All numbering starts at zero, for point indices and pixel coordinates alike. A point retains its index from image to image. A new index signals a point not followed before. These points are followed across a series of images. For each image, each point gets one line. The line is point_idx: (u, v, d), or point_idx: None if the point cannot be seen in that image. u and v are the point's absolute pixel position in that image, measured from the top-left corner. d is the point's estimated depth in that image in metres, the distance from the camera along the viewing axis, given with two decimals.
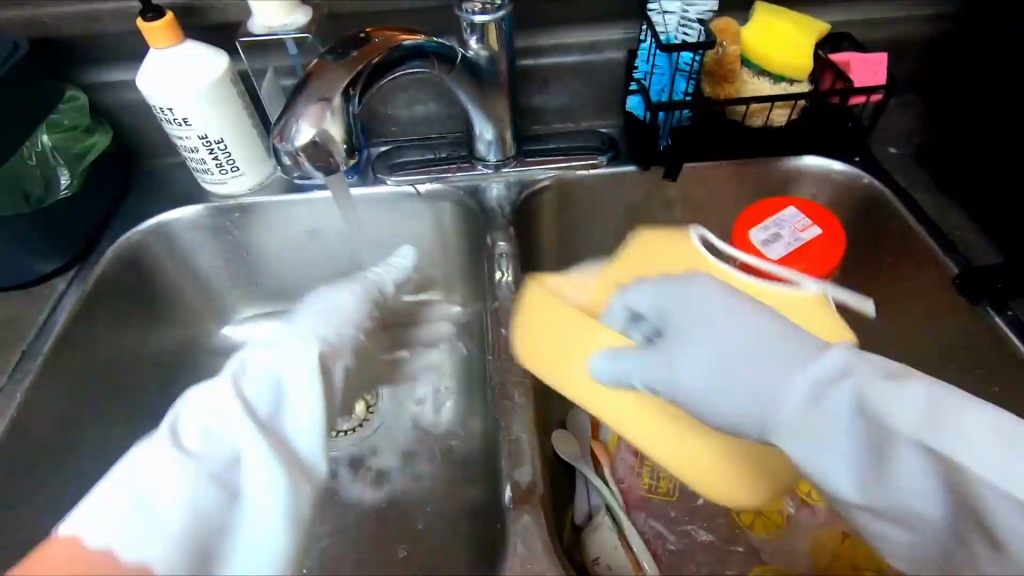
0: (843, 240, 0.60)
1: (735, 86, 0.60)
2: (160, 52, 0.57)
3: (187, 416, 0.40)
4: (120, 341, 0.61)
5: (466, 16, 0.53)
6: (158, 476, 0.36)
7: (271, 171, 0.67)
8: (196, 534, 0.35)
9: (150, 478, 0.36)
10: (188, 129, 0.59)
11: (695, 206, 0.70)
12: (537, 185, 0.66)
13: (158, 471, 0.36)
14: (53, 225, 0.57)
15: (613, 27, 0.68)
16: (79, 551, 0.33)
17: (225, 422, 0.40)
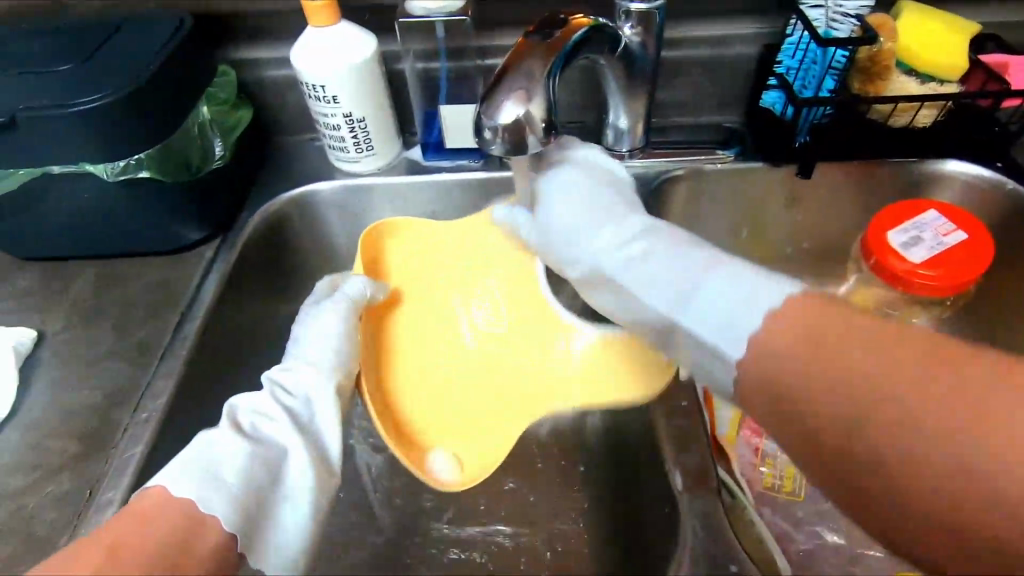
0: (989, 246, 0.58)
1: (884, 85, 0.59)
2: (317, 30, 0.58)
3: (257, 403, 0.45)
4: (255, 309, 0.63)
5: (624, 2, 0.54)
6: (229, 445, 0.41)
7: (397, 152, 0.68)
8: (248, 508, 0.40)
9: (217, 455, 0.40)
10: (334, 106, 0.61)
11: (819, 206, 0.69)
12: (663, 177, 0.66)
13: (223, 448, 0.41)
14: (208, 193, 0.59)
15: (748, 21, 0.66)
16: (166, 508, 0.36)
17: (266, 404, 0.45)
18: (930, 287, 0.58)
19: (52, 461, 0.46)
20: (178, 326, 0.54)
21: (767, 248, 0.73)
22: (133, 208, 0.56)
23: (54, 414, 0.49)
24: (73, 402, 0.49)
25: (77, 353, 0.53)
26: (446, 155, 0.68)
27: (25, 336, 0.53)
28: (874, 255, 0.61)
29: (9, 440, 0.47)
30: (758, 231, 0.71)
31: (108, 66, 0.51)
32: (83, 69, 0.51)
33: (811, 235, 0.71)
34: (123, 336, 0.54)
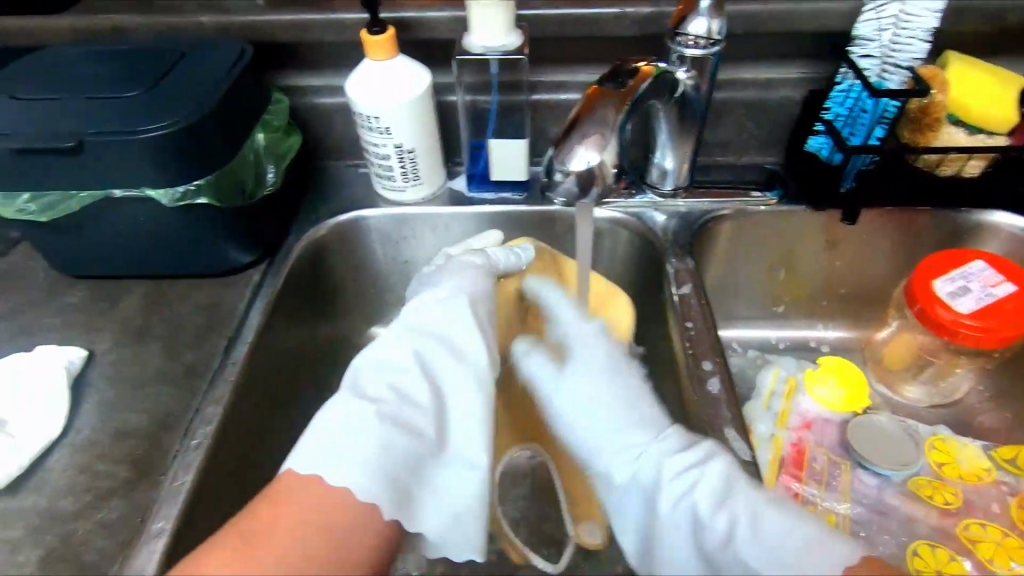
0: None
1: (934, 135, 0.59)
2: (374, 63, 0.59)
3: (371, 385, 0.48)
4: (298, 333, 0.64)
5: (678, 48, 0.55)
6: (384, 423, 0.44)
7: (442, 182, 0.69)
8: (386, 481, 0.42)
9: (372, 449, 0.42)
10: (386, 138, 0.61)
11: (858, 250, 0.69)
12: (706, 215, 0.67)
13: (357, 433, 0.43)
14: (259, 219, 0.60)
15: (793, 65, 0.67)
16: (306, 493, 0.40)
17: (405, 379, 0.48)
18: (981, 338, 0.57)
19: (102, 486, 0.46)
20: (226, 351, 0.54)
21: (805, 290, 0.73)
22: (187, 232, 0.56)
23: (104, 437, 0.49)
24: (123, 425, 0.49)
25: (126, 374, 0.53)
26: (491, 187, 0.68)
27: (75, 355, 0.53)
28: (920, 304, 0.60)
29: (59, 462, 0.47)
30: (796, 271, 0.71)
31: (174, 92, 0.53)
32: (150, 96, 0.52)
33: (849, 277, 0.72)
34: (172, 358, 0.54)
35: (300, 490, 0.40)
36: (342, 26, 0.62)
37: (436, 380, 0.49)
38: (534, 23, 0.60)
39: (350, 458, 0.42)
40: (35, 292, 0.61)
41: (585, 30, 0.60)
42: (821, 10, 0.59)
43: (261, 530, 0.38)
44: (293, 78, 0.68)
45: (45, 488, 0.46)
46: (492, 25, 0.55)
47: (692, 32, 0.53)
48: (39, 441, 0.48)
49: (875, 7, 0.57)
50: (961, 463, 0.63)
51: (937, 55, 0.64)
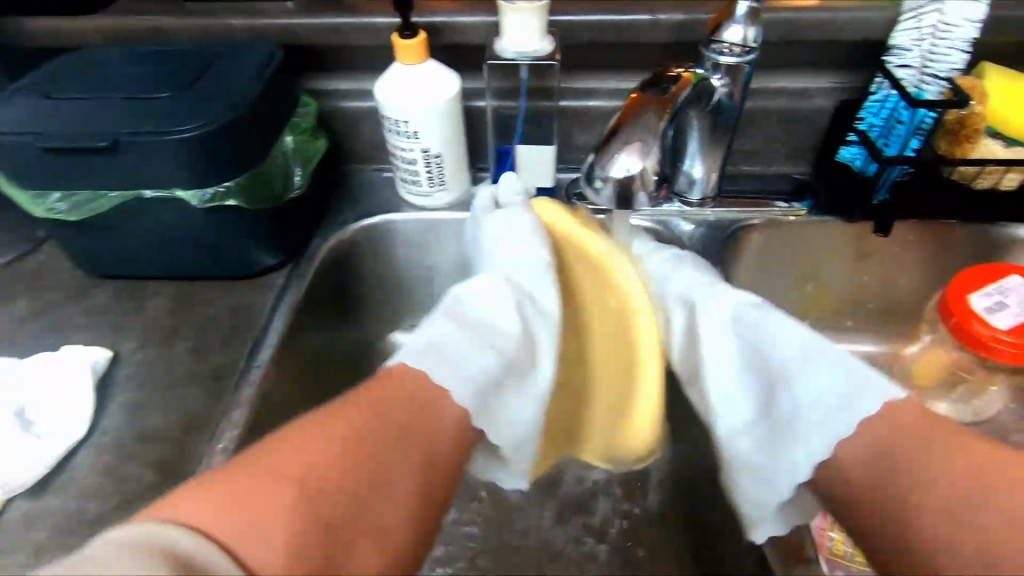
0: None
1: (971, 146, 0.58)
2: (405, 67, 0.59)
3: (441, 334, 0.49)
4: (321, 337, 0.63)
5: (713, 56, 0.54)
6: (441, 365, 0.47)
7: (467, 188, 0.68)
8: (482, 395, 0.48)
9: (462, 363, 0.47)
10: (415, 142, 0.61)
11: (889, 263, 0.68)
12: (734, 226, 0.66)
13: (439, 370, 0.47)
14: (285, 221, 0.60)
15: (824, 75, 0.66)
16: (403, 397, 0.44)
17: (474, 321, 0.51)
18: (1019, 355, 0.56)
19: (128, 490, 0.45)
20: (252, 353, 0.54)
21: (832, 302, 0.72)
22: (215, 234, 0.56)
23: (130, 439, 0.48)
24: (148, 428, 0.49)
25: (152, 375, 0.53)
26: None
27: (101, 355, 0.53)
28: (955, 318, 0.59)
29: (85, 464, 0.47)
30: (824, 283, 0.70)
31: (205, 94, 0.53)
32: (182, 97, 0.52)
33: (879, 290, 0.70)
34: (197, 360, 0.54)
35: (407, 383, 0.45)
36: (372, 30, 0.62)
37: (521, 321, 0.53)
38: (565, 28, 0.60)
39: (449, 364, 0.47)
40: (61, 291, 0.61)
41: (616, 35, 0.60)
42: (856, 19, 0.59)
43: (271, 451, 0.39)
44: (320, 81, 0.68)
45: (71, 490, 0.45)
46: (525, 31, 0.55)
47: (729, 40, 0.52)
48: (66, 442, 0.47)
49: (914, 16, 0.56)
50: None
51: (973, 65, 0.63)
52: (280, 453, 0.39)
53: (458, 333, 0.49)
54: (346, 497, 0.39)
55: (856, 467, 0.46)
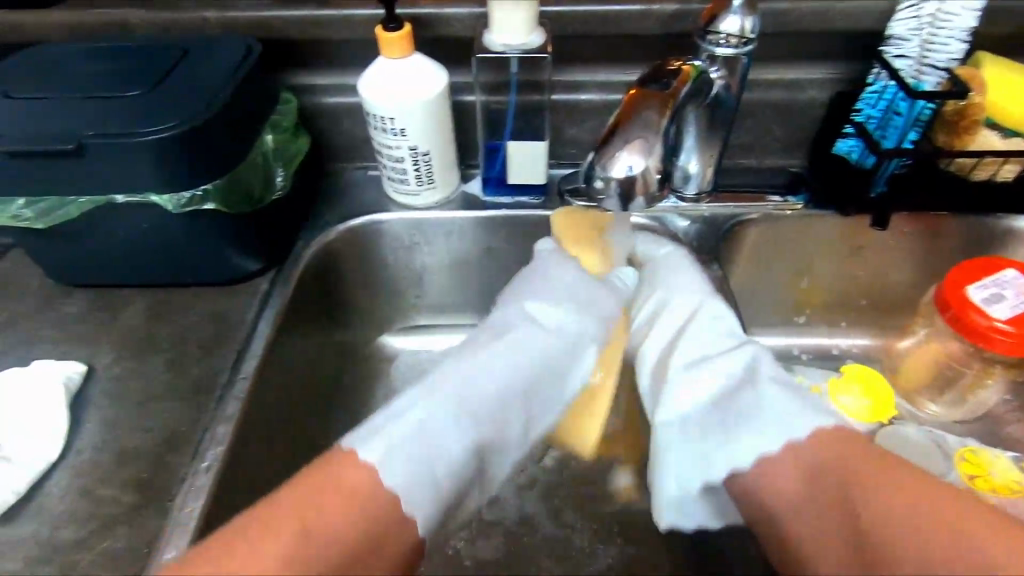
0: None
1: (969, 138, 0.57)
2: (390, 62, 0.56)
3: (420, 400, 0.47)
4: (307, 343, 0.61)
5: (709, 47, 0.52)
6: (412, 436, 0.44)
7: (456, 186, 0.66)
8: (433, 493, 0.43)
9: (438, 441, 0.45)
10: (401, 139, 0.59)
11: (885, 257, 0.67)
12: (731, 220, 0.64)
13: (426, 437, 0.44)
14: (267, 224, 0.57)
15: (819, 66, 0.65)
16: (349, 481, 0.41)
17: (458, 382, 0.49)
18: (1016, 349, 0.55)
19: (106, 512, 0.43)
20: (235, 365, 0.51)
21: (827, 296, 0.71)
22: (193, 239, 0.54)
23: (107, 459, 0.46)
24: (127, 446, 0.47)
25: (128, 390, 0.50)
26: (508, 191, 0.66)
27: (75, 370, 0.50)
28: (950, 310, 0.58)
29: (58, 487, 0.44)
30: (819, 277, 0.70)
31: (177, 93, 0.50)
32: (152, 96, 0.49)
33: (873, 283, 0.70)
34: (178, 373, 0.51)
35: (350, 481, 0.41)
36: (354, 22, 0.59)
37: (519, 395, 0.51)
38: (555, 19, 0.58)
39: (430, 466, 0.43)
40: (31, 302, 0.58)
41: (608, 26, 0.58)
42: (853, 8, 0.57)
43: (307, 500, 0.40)
44: (301, 76, 0.65)
45: (45, 515, 0.43)
46: (515, 23, 0.53)
47: (726, 31, 0.51)
48: (38, 464, 0.45)
49: (912, 5, 0.55)
50: (993, 475, 0.60)
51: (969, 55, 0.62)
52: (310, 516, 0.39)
53: (458, 385, 0.48)
54: (342, 555, 0.38)
55: (823, 540, 0.43)
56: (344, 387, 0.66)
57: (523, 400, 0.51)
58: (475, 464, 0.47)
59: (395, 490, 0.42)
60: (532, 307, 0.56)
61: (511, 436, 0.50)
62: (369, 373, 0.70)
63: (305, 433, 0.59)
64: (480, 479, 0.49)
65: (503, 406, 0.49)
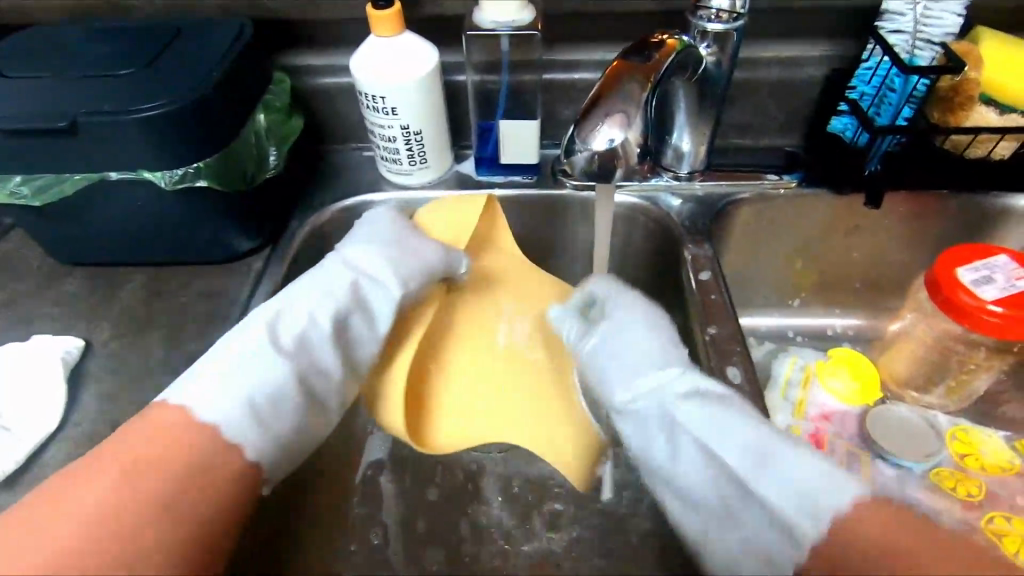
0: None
1: (965, 114, 0.56)
2: (380, 41, 0.56)
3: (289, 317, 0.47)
4: None
5: (700, 23, 0.52)
6: (235, 355, 0.44)
7: (449, 165, 0.67)
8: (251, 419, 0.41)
9: (260, 373, 0.43)
10: (393, 119, 0.59)
11: (879, 237, 0.67)
12: (723, 200, 0.64)
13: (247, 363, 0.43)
14: (260, 203, 0.58)
15: (815, 42, 0.64)
16: (170, 425, 0.39)
17: (304, 312, 0.48)
18: (1004, 328, 0.55)
19: None
20: None
21: (821, 277, 0.71)
22: (187, 217, 0.54)
23: (104, 431, 0.47)
24: (123, 419, 0.48)
25: (125, 365, 0.51)
26: (501, 170, 0.66)
27: (73, 345, 0.51)
28: (941, 291, 0.58)
29: (57, 457, 0.46)
30: (813, 258, 0.69)
31: (171, 71, 0.50)
32: (146, 75, 0.50)
33: (868, 264, 0.69)
34: (174, 349, 0.53)
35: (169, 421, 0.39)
36: (346, 1, 0.59)
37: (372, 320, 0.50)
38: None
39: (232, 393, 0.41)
40: (31, 280, 0.59)
41: None
42: None
43: (66, 485, 0.36)
44: (295, 57, 0.65)
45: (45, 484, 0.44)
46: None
47: (716, 6, 0.51)
48: (38, 435, 0.46)
49: None
50: (983, 454, 0.62)
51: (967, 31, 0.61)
52: (73, 492, 0.35)
53: (303, 320, 0.47)
54: (172, 479, 0.37)
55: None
56: None
57: (352, 325, 0.49)
58: (304, 396, 0.45)
59: (228, 409, 0.41)
60: (353, 253, 0.52)
61: (317, 387, 0.47)
62: None
63: None
64: (311, 401, 0.46)
65: (310, 345, 0.47)
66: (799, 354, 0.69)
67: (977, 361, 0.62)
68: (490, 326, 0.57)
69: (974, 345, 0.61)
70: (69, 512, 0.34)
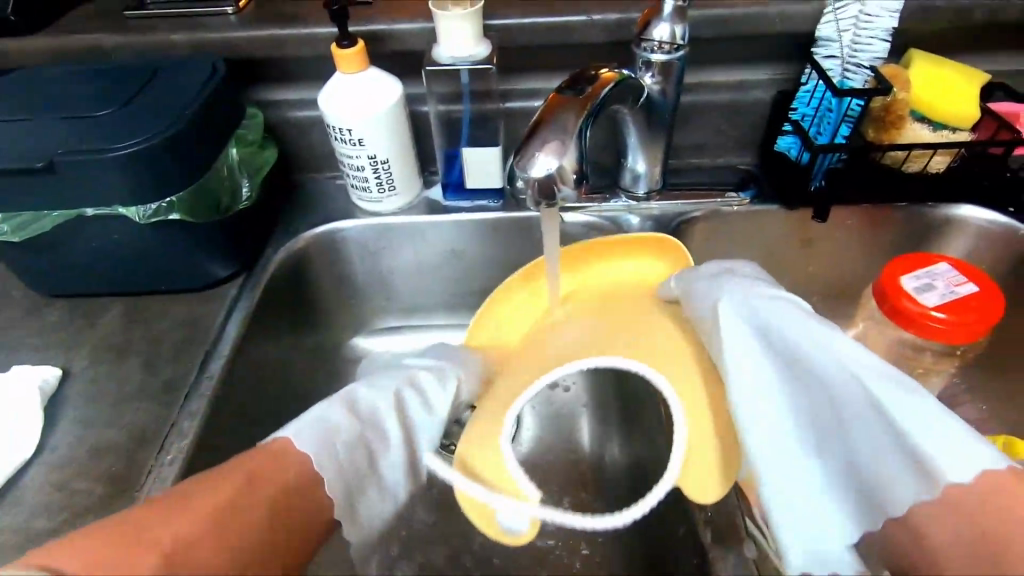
0: (999, 302, 0.59)
1: (898, 131, 0.60)
2: (346, 77, 0.60)
3: (372, 398, 0.47)
4: (277, 345, 0.64)
5: (644, 53, 0.55)
6: (330, 434, 0.43)
7: (419, 192, 0.69)
8: (341, 459, 0.43)
9: (324, 419, 0.44)
10: (360, 149, 0.62)
11: (832, 248, 0.70)
12: (677, 219, 0.67)
13: (321, 424, 0.44)
14: (235, 232, 0.60)
15: (761, 67, 0.68)
16: (268, 460, 0.41)
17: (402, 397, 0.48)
18: (946, 333, 0.58)
19: (79, 503, 0.46)
20: (203, 365, 0.55)
21: (780, 288, 0.74)
22: (161, 248, 0.57)
23: (79, 455, 0.49)
24: (99, 442, 0.50)
25: (102, 391, 0.53)
26: (467, 196, 0.69)
27: (51, 374, 0.53)
28: (887, 298, 0.61)
29: (35, 482, 0.47)
30: (771, 270, 0.72)
31: (143, 111, 0.53)
32: (119, 115, 0.53)
33: (824, 274, 0.72)
34: (149, 374, 0.55)
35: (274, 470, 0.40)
36: (314, 40, 0.63)
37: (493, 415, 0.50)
38: (502, 32, 0.61)
39: (330, 442, 0.43)
40: (12, 311, 0.61)
41: (554, 37, 0.61)
42: (784, 13, 0.61)
43: (145, 517, 0.35)
44: (269, 93, 0.69)
45: (21, 508, 0.46)
46: (461, 36, 0.56)
47: (657, 37, 0.54)
48: (15, 460, 0.48)
49: (834, 9, 0.58)
50: None
51: (900, 54, 0.65)
52: (151, 522, 0.35)
53: (388, 384, 0.49)
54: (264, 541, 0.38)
55: None
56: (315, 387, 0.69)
57: (376, 423, 0.46)
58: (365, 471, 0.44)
59: (305, 451, 0.42)
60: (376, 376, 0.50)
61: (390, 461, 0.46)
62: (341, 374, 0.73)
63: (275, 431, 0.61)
64: (377, 481, 0.45)
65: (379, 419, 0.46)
66: None
67: (926, 365, 0.65)
68: (546, 336, 0.56)
69: (922, 349, 0.64)
70: (145, 544, 0.34)
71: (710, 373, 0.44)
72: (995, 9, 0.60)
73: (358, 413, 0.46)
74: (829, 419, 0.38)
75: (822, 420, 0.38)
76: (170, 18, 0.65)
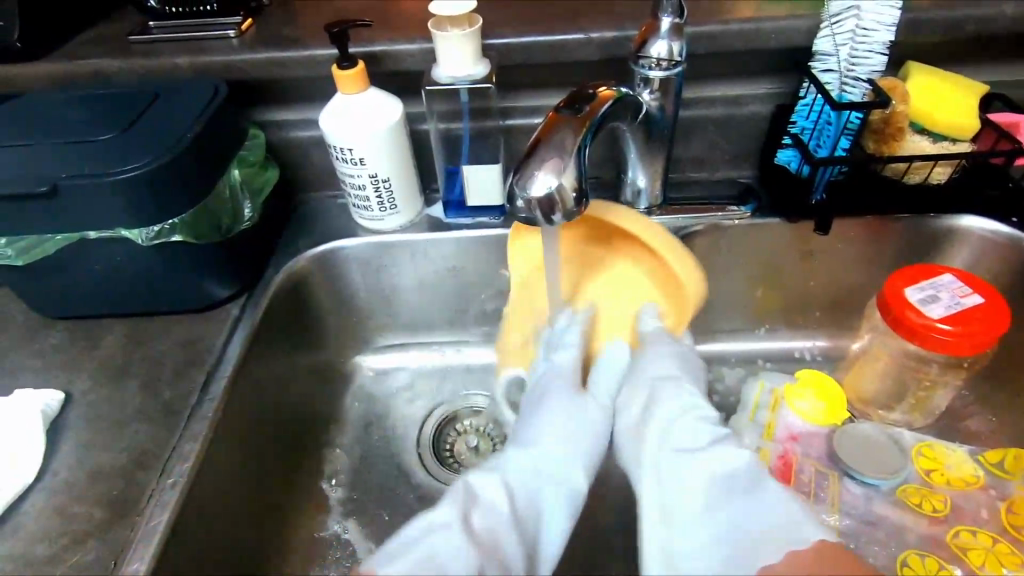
0: (1005, 313, 0.58)
1: (899, 142, 0.60)
2: (347, 97, 0.60)
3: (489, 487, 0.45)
4: (279, 365, 0.64)
5: (642, 71, 0.56)
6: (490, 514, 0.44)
7: (420, 209, 0.70)
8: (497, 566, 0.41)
9: (493, 539, 0.42)
10: (361, 168, 0.62)
11: (834, 261, 0.70)
12: (679, 234, 0.67)
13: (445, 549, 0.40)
14: (236, 252, 0.60)
15: (758, 81, 0.68)
16: None
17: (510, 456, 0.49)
18: (953, 345, 0.57)
19: (78, 528, 0.46)
20: (204, 386, 0.54)
21: (783, 301, 0.73)
22: (163, 270, 0.57)
23: (80, 480, 0.49)
24: (99, 466, 0.49)
25: (103, 414, 0.53)
26: (468, 213, 0.69)
27: (53, 398, 0.53)
28: (891, 310, 0.61)
29: (34, 507, 0.47)
30: (773, 283, 0.72)
31: (146, 134, 0.53)
32: (122, 139, 0.53)
33: (827, 286, 0.72)
34: (151, 396, 0.54)
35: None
36: (315, 62, 0.64)
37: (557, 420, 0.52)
38: (501, 51, 0.62)
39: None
40: (15, 335, 0.61)
41: (551, 55, 0.62)
42: (780, 28, 0.61)
43: None
44: (270, 114, 0.69)
45: (21, 534, 0.46)
46: (460, 56, 0.57)
47: (654, 54, 0.55)
48: (15, 486, 0.47)
49: (831, 23, 0.58)
50: (949, 469, 0.62)
51: (897, 66, 0.66)
52: None
53: (532, 434, 0.51)
54: None
55: None
56: (317, 406, 0.69)
57: (518, 497, 0.46)
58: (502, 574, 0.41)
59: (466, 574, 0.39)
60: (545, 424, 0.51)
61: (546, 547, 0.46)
62: (343, 392, 0.73)
63: (277, 452, 0.61)
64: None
65: (537, 506, 0.46)
66: (767, 377, 0.71)
67: (932, 376, 0.64)
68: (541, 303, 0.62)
69: (927, 361, 0.63)
70: None
71: (558, 432, 0.51)
72: (991, 21, 0.60)
73: (515, 499, 0.45)
74: (719, 492, 0.44)
75: (715, 493, 0.44)
76: (173, 43, 0.66)
